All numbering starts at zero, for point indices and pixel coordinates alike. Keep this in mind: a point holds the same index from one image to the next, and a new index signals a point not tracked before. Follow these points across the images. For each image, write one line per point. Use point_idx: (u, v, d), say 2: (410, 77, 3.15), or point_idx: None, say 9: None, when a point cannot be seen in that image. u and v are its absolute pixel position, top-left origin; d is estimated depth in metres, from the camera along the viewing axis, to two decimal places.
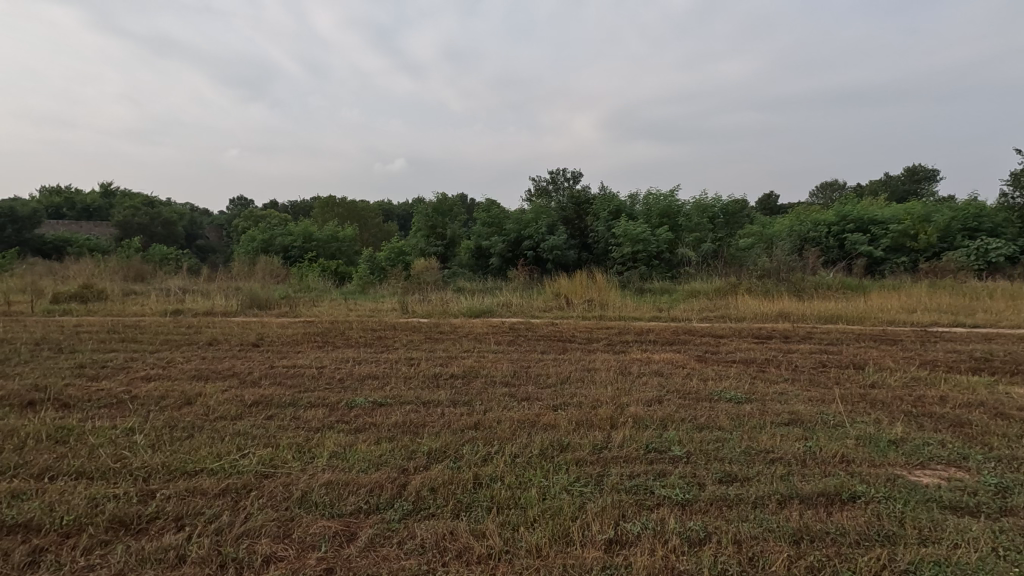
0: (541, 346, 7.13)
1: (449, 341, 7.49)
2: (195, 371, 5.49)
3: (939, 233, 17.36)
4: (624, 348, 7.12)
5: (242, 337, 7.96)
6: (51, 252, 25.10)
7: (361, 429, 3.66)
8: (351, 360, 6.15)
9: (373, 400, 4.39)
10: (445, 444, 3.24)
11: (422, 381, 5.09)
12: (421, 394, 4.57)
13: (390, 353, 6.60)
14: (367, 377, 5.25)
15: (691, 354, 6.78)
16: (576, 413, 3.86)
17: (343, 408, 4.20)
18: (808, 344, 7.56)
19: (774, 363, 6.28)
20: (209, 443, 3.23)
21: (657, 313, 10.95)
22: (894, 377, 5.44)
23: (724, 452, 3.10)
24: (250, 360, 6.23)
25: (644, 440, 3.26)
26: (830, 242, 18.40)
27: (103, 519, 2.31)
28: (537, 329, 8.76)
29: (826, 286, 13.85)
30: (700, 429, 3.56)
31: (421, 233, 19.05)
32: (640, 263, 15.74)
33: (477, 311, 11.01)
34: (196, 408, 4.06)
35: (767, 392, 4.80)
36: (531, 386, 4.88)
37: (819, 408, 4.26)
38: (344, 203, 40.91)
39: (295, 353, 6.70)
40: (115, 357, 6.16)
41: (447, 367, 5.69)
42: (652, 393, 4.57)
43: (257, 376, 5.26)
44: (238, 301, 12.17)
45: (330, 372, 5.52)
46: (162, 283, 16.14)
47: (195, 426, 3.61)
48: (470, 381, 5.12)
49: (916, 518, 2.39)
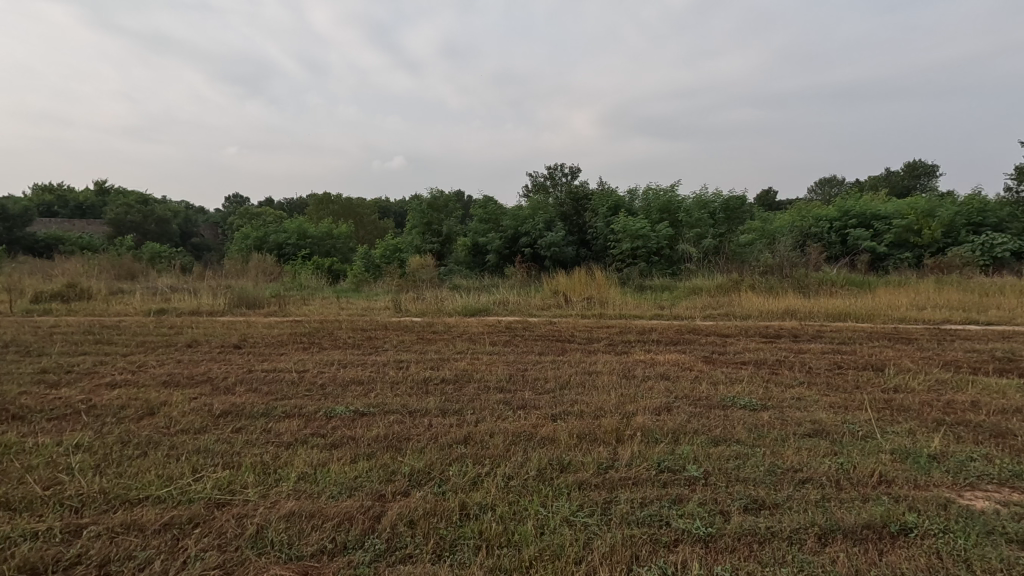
0: (539, 347, 6.73)
1: (441, 342, 7.09)
2: (165, 377, 5.07)
3: (943, 228, 17.02)
4: (626, 348, 6.75)
5: (224, 338, 7.55)
6: (42, 249, 24.62)
7: (338, 444, 3.27)
8: (336, 363, 5.77)
9: (356, 409, 3.99)
10: (429, 463, 2.85)
11: (409, 387, 4.68)
12: (408, 401, 4.18)
13: (378, 355, 6.20)
14: (351, 383, 4.84)
15: (697, 355, 6.40)
16: (577, 425, 3.48)
17: (322, 419, 3.81)
18: (820, 344, 7.18)
19: (787, 365, 5.89)
20: (161, 464, 2.84)
21: (659, 311, 10.60)
22: (916, 380, 5.07)
23: (747, 473, 2.73)
24: (228, 364, 5.81)
25: (655, 457, 2.88)
26: (832, 238, 18.09)
27: (11, 566, 1.94)
28: (535, 329, 8.39)
29: (831, 282, 13.50)
30: (718, 444, 3.18)
31: (416, 230, 18.63)
32: (639, 259, 15.38)
33: (473, 309, 10.64)
34: (156, 420, 3.66)
35: (783, 398, 4.43)
36: (528, 392, 4.49)
37: (843, 417, 3.89)
38: (339, 200, 40.40)
39: (278, 355, 6.29)
40: (84, 362, 5.76)
41: (438, 371, 5.30)
42: (660, 400, 4.18)
43: (232, 382, 4.85)
44: (226, 300, 11.75)
45: (312, 376, 5.12)
46: (150, 281, 15.66)
47: (151, 442, 3.21)
48: (462, 387, 4.73)
49: (984, 558, 2.02)
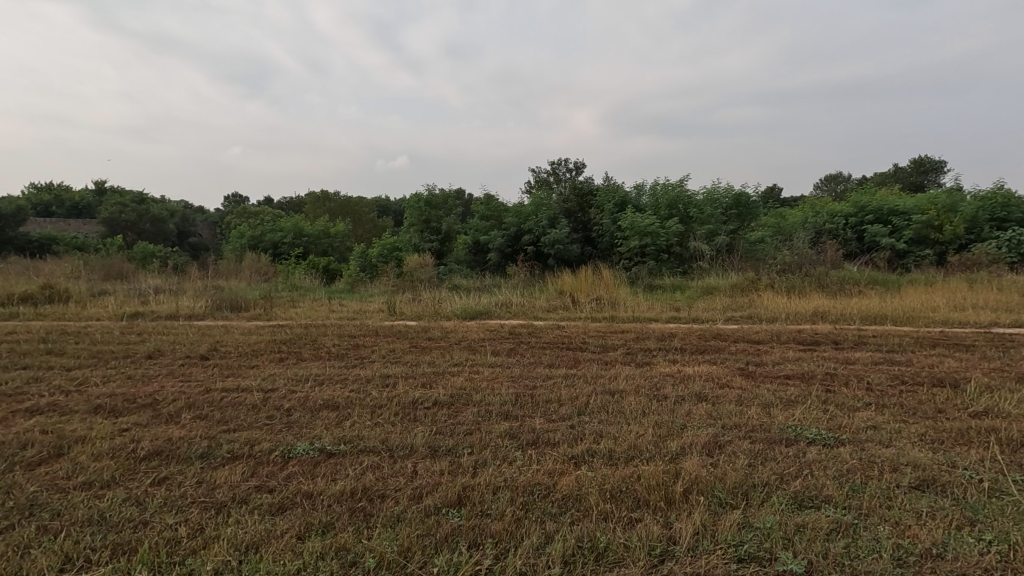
0: (548, 358, 5.85)
1: (436, 352, 6.22)
2: (102, 399, 4.20)
3: (965, 223, 16.12)
4: (647, 359, 5.87)
5: (193, 347, 6.68)
6: (35, 250, 23.72)
7: (287, 507, 2.43)
8: (311, 379, 4.89)
9: (322, 448, 3.14)
10: (408, 546, 2.03)
11: (394, 414, 3.82)
12: (389, 435, 3.33)
13: (363, 369, 5.31)
14: (323, 409, 3.96)
15: (731, 367, 5.54)
16: (609, 475, 2.64)
17: (276, 464, 2.95)
18: (867, 352, 6.29)
19: (840, 380, 5.00)
20: (24, 551, 2.04)
21: (675, 313, 9.73)
22: (1008, 400, 4.18)
23: (867, 566, 1.90)
24: (186, 380, 4.93)
25: (727, 537, 2.05)
26: (848, 234, 17.23)
27: None
28: (542, 334, 7.54)
29: (854, 281, 12.63)
30: (805, 508, 2.33)
31: (415, 228, 17.75)
32: (648, 257, 14.51)
33: (472, 311, 9.79)
34: (58, 466, 2.83)
35: (857, 428, 3.55)
36: (540, 420, 3.64)
37: (949, 456, 3.02)
38: (336, 198, 39.62)
39: (247, 369, 5.41)
40: (14, 379, 4.89)
41: (430, 390, 4.41)
42: (706, 434, 3.32)
43: (177, 408, 3.96)
44: (208, 303, 10.89)
45: (278, 398, 4.25)
46: (135, 282, 14.84)
47: (31, 505, 2.39)
48: (458, 412, 3.87)
49: None
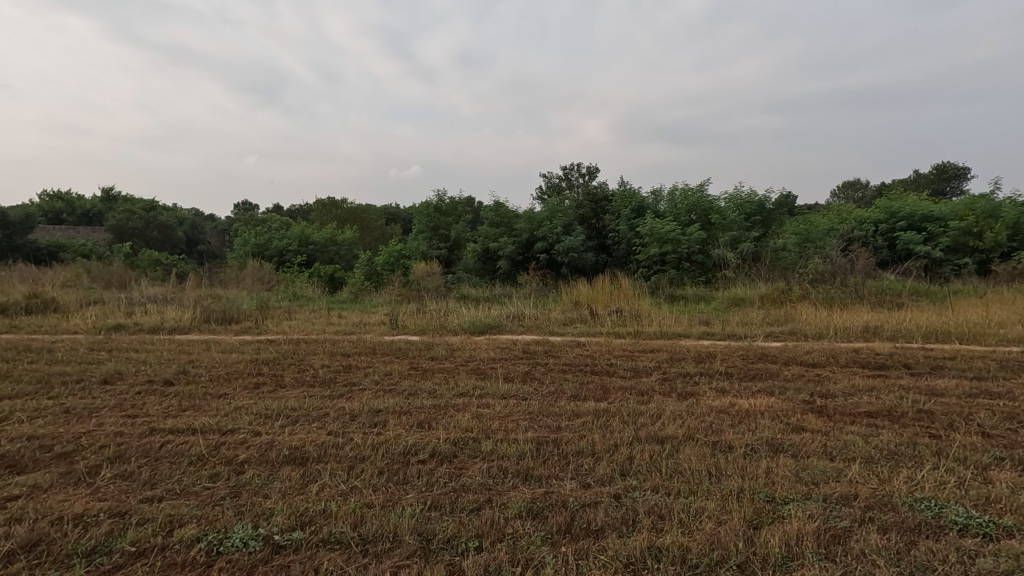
0: (572, 386, 4.88)
1: (438, 376, 5.28)
2: (9, 446, 3.29)
3: (1007, 230, 14.94)
4: (690, 389, 4.88)
5: (161, 368, 5.76)
6: (42, 257, 23.05)
7: None
8: (281, 415, 3.96)
9: (268, 537, 2.21)
10: None
11: (378, 472, 2.88)
12: (366, 513, 2.38)
13: (349, 401, 4.38)
14: (286, 465, 3.02)
15: (796, 401, 4.52)
16: None
17: (196, 569, 2.03)
18: (950, 381, 5.24)
19: (938, 421, 4.00)
20: None
21: (706, 327, 8.73)
22: None
23: None
24: (132, 415, 4.03)
25: None
26: (879, 242, 15.88)
27: None
28: (561, 354, 6.58)
29: (896, 291, 11.50)
30: None
31: (423, 235, 16.88)
32: (668, 265, 13.52)
33: (481, 324, 8.84)
34: None
35: (1016, 505, 2.55)
36: (573, 488, 2.68)
37: None
38: (345, 206, 39.02)
39: (213, 399, 4.49)
40: None
41: (429, 434, 3.45)
42: (810, 515, 2.36)
43: (98, 461, 3.04)
44: (198, 314, 10.05)
45: (230, 445, 3.32)
46: (130, 291, 14.06)
47: None
48: (462, 470, 2.92)
49: None
